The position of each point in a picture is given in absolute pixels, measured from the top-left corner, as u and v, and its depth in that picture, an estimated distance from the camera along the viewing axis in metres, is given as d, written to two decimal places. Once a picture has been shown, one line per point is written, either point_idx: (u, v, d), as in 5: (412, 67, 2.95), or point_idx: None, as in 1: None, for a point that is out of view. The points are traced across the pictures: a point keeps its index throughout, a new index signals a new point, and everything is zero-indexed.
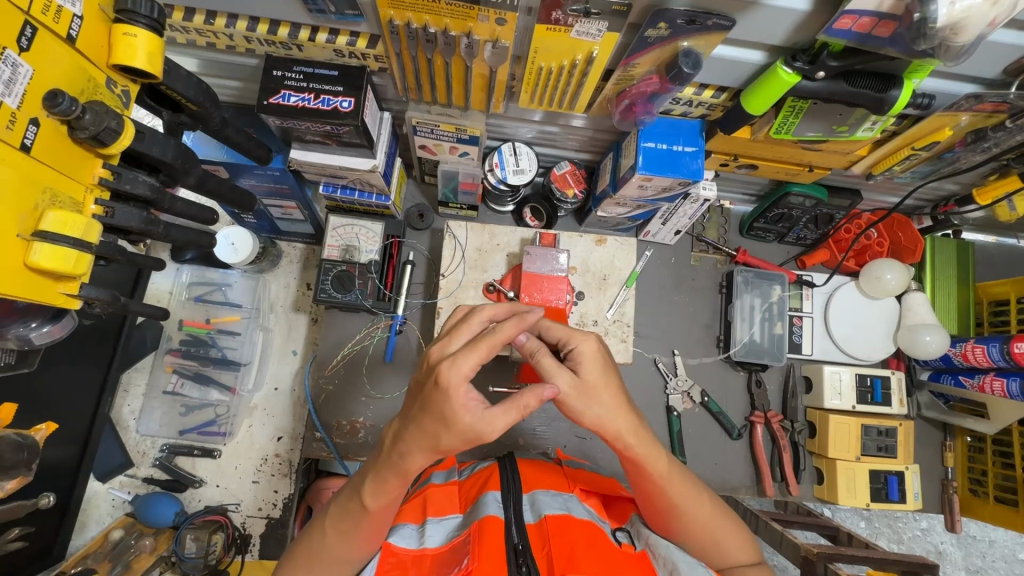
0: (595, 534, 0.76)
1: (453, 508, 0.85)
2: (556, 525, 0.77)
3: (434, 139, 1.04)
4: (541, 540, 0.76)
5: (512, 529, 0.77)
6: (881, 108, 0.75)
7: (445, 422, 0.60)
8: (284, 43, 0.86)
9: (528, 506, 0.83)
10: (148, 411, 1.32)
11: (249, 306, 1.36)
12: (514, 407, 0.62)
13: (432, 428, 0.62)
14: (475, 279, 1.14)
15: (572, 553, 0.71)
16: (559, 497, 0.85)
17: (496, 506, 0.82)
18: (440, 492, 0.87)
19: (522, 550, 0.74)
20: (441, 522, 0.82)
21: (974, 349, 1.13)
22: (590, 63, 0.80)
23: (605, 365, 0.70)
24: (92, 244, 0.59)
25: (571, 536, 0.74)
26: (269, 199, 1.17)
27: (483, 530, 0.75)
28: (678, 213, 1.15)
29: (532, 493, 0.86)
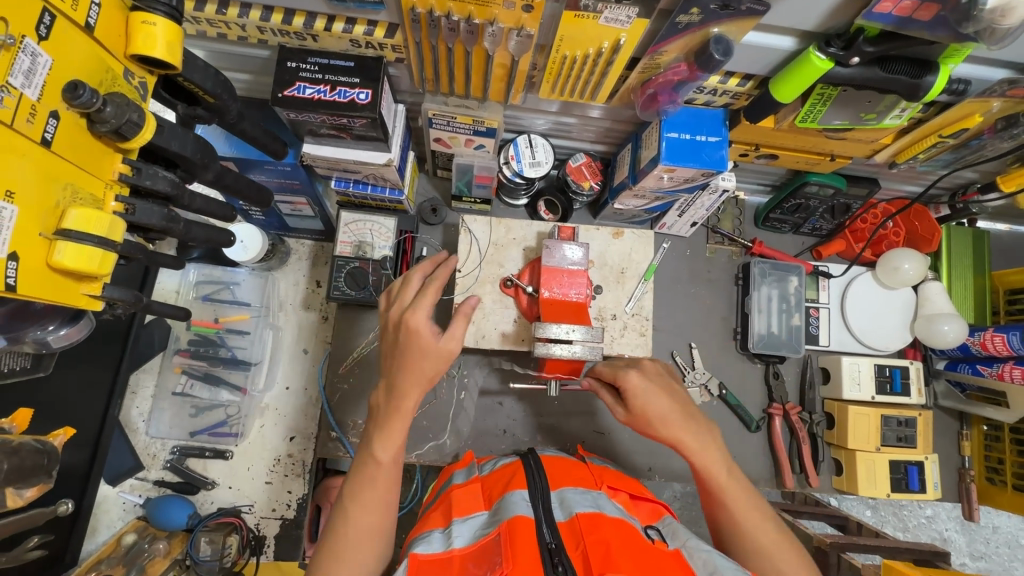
0: (629, 532, 0.75)
1: (478, 507, 0.84)
2: (590, 523, 0.75)
3: (450, 131, 1.02)
4: (573, 537, 0.75)
5: (543, 528, 0.76)
6: (915, 94, 0.73)
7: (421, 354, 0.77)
8: (298, 33, 0.83)
9: (557, 505, 0.82)
10: (158, 412, 1.30)
11: (258, 304, 1.35)
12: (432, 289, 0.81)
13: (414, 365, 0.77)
14: (492, 274, 1.13)
15: (608, 550, 0.70)
16: (588, 495, 0.84)
17: (525, 506, 0.80)
18: (463, 493, 0.87)
19: (556, 550, 0.73)
20: (466, 521, 0.80)
21: (994, 338, 1.13)
22: (616, 51, 0.78)
23: (651, 393, 0.84)
24: (116, 243, 0.57)
25: (606, 533, 0.73)
26: (280, 194, 1.15)
27: (514, 531, 0.73)
28: (696, 204, 1.15)
29: (560, 490, 0.86)
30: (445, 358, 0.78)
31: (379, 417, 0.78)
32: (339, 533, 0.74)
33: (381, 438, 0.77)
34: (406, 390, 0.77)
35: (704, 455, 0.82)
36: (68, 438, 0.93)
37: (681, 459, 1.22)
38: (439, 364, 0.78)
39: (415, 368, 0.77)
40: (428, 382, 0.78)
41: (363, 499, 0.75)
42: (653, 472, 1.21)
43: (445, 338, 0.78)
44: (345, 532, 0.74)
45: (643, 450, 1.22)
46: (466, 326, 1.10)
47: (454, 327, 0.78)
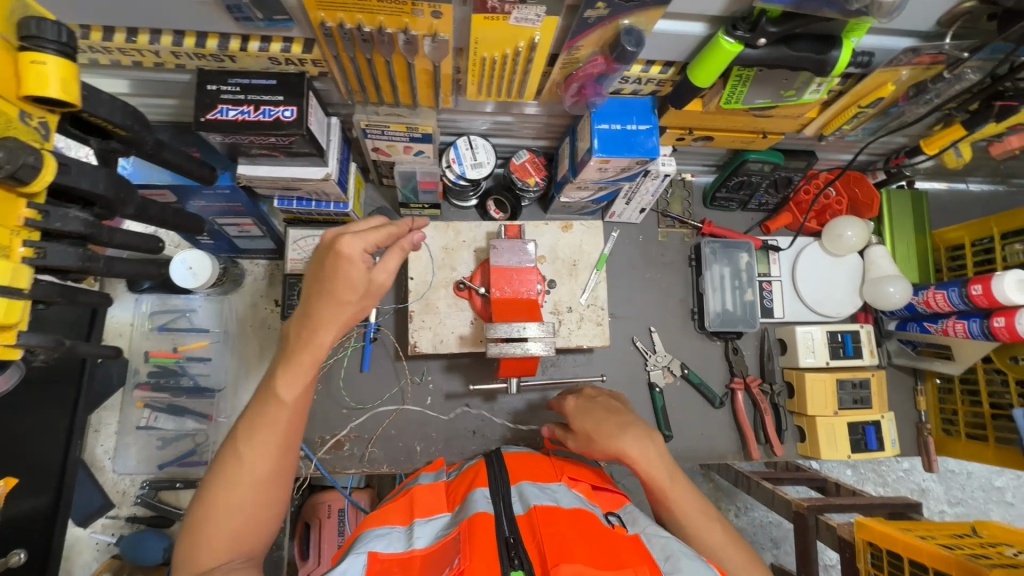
0: (584, 520, 0.77)
1: (442, 508, 0.86)
2: (545, 515, 0.77)
3: (386, 140, 1.02)
4: (530, 530, 0.77)
5: (502, 522, 0.77)
6: (824, 69, 0.75)
7: (348, 287, 0.68)
8: (214, 55, 0.82)
9: (517, 499, 0.85)
10: (123, 448, 1.28)
11: (217, 329, 1.34)
12: (397, 249, 0.71)
13: (335, 295, 0.68)
14: (445, 278, 1.13)
15: (564, 540, 0.72)
16: (547, 489, 0.87)
17: (485, 502, 0.83)
18: (427, 494, 0.88)
19: (513, 543, 0.74)
20: (429, 522, 0.82)
21: (936, 295, 1.17)
22: (532, 49, 0.78)
23: (583, 412, 0.94)
24: (22, 290, 0.58)
25: (561, 525, 0.75)
26: (224, 217, 1.14)
27: (474, 527, 0.74)
28: (641, 190, 1.16)
29: (520, 485, 0.88)
30: (375, 292, 0.71)
31: (288, 348, 0.71)
32: (229, 475, 0.68)
33: (287, 373, 0.70)
34: (321, 324, 0.69)
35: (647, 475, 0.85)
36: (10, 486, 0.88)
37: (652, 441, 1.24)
38: (366, 300, 0.71)
39: (339, 304, 0.69)
40: (342, 319, 0.70)
41: (258, 442, 0.68)
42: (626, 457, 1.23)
43: (377, 269, 0.70)
44: (237, 476, 0.67)
45: None
46: (423, 332, 1.11)
47: (389, 258, 0.71)
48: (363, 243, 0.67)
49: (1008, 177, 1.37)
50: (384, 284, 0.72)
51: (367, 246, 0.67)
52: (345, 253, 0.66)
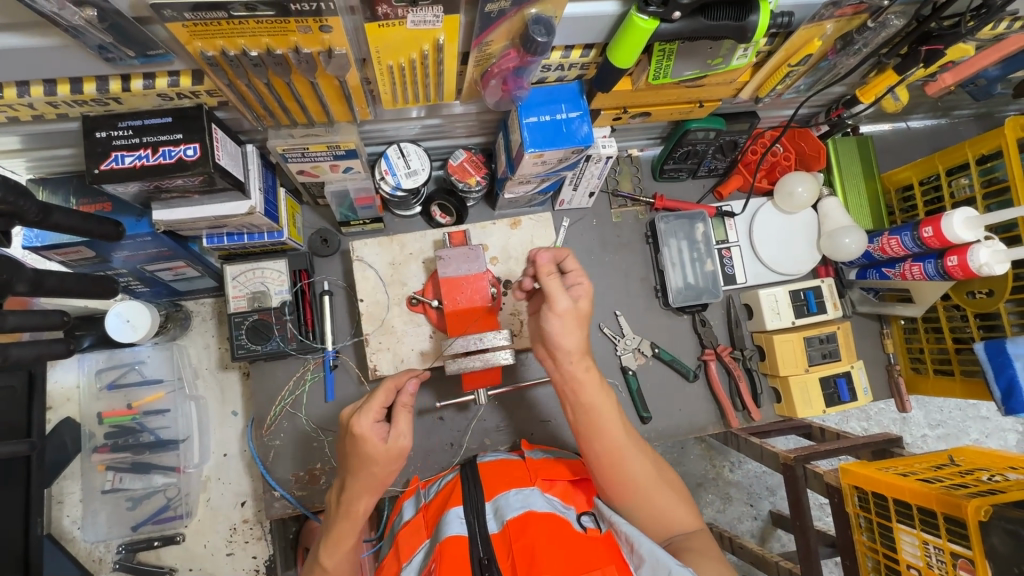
0: (555, 524, 0.81)
1: (420, 541, 0.89)
2: (518, 528, 0.81)
3: (309, 161, 0.96)
4: (505, 547, 0.81)
5: (476, 543, 0.82)
6: (745, 36, 0.71)
7: (371, 462, 0.80)
8: (96, 99, 0.75)
9: (492, 515, 0.86)
10: (91, 515, 1.23)
11: (170, 377, 1.27)
12: (403, 409, 0.83)
13: (365, 473, 0.82)
14: (396, 294, 1.09)
15: (534, 552, 0.77)
16: (520, 494, 0.88)
17: (460, 524, 0.85)
18: (406, 533, 0.91)
19: (487, 563, 0.80)
20: (410, 565, 0.86)
21: (890, 240, 1.16)
22: (440, 51, 0.73)
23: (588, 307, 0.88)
24: None
25: (532, 535, 0.79)
26: (153, 264, 1.08)
27: (447, 556, 0.80)
28: (586, 175, 1.12)
29: (495, 499, 0.88)
30: (399, 456, 0.82)
31: (330, 521, 0.86)
32: None
33: (329, 544, 0.84)
34: (354, 501, 0.83)
35: (594, 396, 0.88)
36: None
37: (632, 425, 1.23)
38: (392, 465, 0.82)
39: (367, 475, 0.81)
40: (380, 485, 0.83)
41: None
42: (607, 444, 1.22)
43: (392, 436, 0.81)
44: None
45: None
46: (382, 354, 1.06)
47: (399, 423, 0.82)
48: (371, 415, 0.82)
49: (949, 111, 1.37)
50: (406, 444, 0.82)
51: (374, 419, 0.82)
52: (359, 434, 0.80)
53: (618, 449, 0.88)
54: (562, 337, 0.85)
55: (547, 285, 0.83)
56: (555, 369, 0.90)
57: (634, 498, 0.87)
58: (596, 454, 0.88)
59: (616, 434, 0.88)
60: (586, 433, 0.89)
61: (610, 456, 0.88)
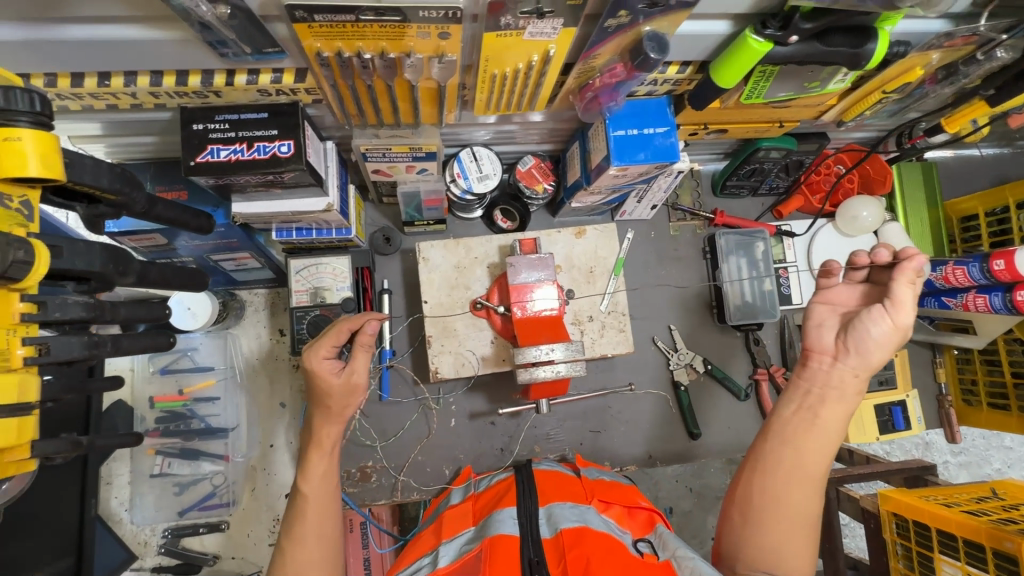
0: (611, 544, 0.78)
1: (465, 525, 0.91)
2: (574, 538, 0.80)
3: (387, 162, 0.96)
4: (556, 550, 0.80)
5: (528, 545, 0.82)
6: (858, 63, 0.71)
7: (327, 393, 0.81)
8: (197, 91, 0.75)
9: (545, 521, 0.88)
10: (139, 499, 1.23)
11: (222, 365, 1.28)
12: (361, 348, 0.83)
13: (322, 402, 0.82)
14: (460, 298, 1.08)
15: (587, 563, 0.74)
16: (575, 509, 0.88)
17: (512, 524, 0.86)
18: (453, 516, 0.95)
19: (537, 564, 0.78)
20: (453, 541, 0.87)
21: (955, 270, 1.14)
22: (547, 61, 0.73)
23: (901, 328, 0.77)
24: (32, 404, 0.50)
25: (587, 547, 0.77)
26: (219, 254, 1.08)
27: (495, 548, 0.81)
28: (653, 189, 1.12)
29: (549, 506, 0.91)
30: (354, 391, 0.82)
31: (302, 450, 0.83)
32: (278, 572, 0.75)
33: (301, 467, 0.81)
34: (319, 425, 0.82)
35: (830, 412, 0.76)
36: None
37: (680, 439, 1.24)
38: (347, 399, 0.83)
39: (324, 407, 0.82)
40: (339, 416, 0.83)
41: (299, 534, 0.76)
42: (655, 458, 1.23)
43: (350, 367, 0.82)
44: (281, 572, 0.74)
45: (641, 438, 1.23)
46: (444, 357, 1.07)
47: (356, 361, 0.83)
48: (324, 351, 0.82)
49: (1014, 142, 1.35)
50: (361, 380, 0.83)
51: (328, 356, 0.82)
52: (312, 371, 0.81)
53: (805, 477, 0.75)
54: (875, 347, 0.75)
55: (900, 292, 0.73)
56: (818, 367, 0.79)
57: (775, 519, 0.73)
58: (781, 458, 0.76)
59: (813, 464, 0.75)
60: (791, 437, 0.76)
61: (793, 475, 0.75)
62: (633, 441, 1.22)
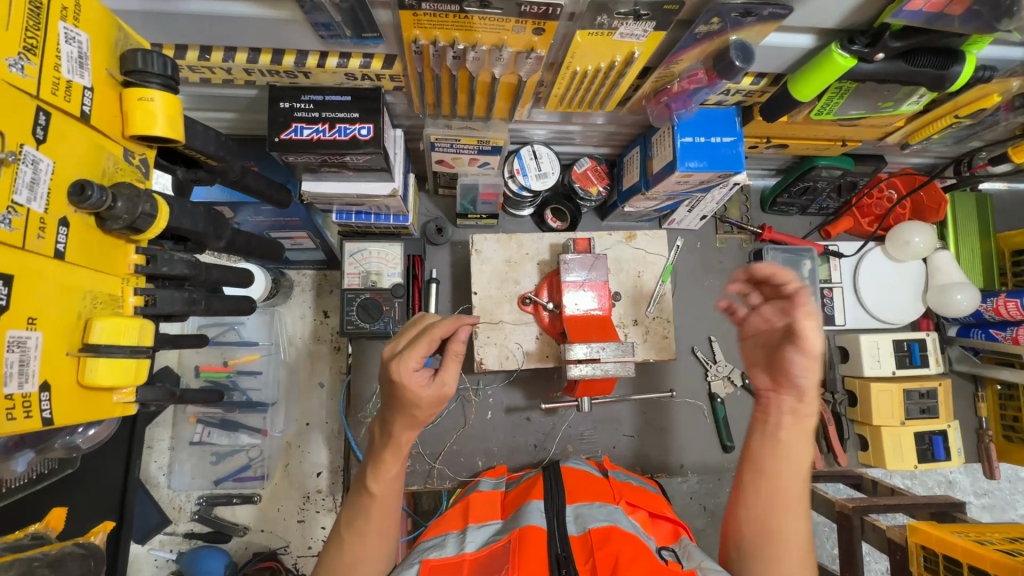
0: (642, 545, 0.78)
1: (494, 515, 0.92)
2: (602, 537, 0.81)
3: (453, 153, 0.98)
4: (585, 550, 0.81)
5: (555, 540, 0.82)
6: (941, 85, 0.71)
7: (415, 403, 0.74)
8: (289, 71, 0.78)
9: (572, 519, 0.89)
10: (177, 465, 1.26)
11: (266, 342, 1.30)
12: (453, 357, 0.76)
13: (407, 410, 0.75)
14: (509, 292, 1.10)
15: (616, 562, 0.75)
16: (603, 509, 0.90)
17: (540, 516, 0.87)
18: (482, 500, 0.96)
19: (564, 560, 0.78)
20: (481, 527, 0.88)
21: (1007, 303, 1.15)
22: (630, 63, 0.74)
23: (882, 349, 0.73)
24: (149, 348, 0.53)
25: (614, 545, 0.78)
26: (279, 231, 1.11)
27: (524, 539, 0.81)
28: (707, 199, 1.13)
29: (575, 507, 0.93)
30: (442, 402, 0.75)
31: (373, 448, 0.80)
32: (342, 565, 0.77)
33: (373, 469, 0.78)
34: (399, 433, 0.76)
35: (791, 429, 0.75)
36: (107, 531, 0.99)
37: (713, 452, 1.23)
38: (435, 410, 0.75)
39: (408, 414, 0.75)
40: (422, 424, 0.76)
41: (360, 529, 0.78)
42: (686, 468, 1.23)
43: (444, 378, 0.75)
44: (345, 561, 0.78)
45: (673, 447, 1.23)
46: (489, 349, 1.08)
47: (448, 371, 0.75)
48: (412, 362, 0.74)
49: None
50: (451, 391, 0.75)
51: (418, 365, 0.74)
52: (399, 381, 0.73)
53: (787, 501, 0.73)
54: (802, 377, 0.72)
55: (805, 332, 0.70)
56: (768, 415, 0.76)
57: (776, 554, 0.71)
58: (761, 487, 0.74)
59: (791, 485, 0.74)
60: (765, 465, 0.75)
61: (776, 501, 0.73)
62: (665, 449, 1.22)
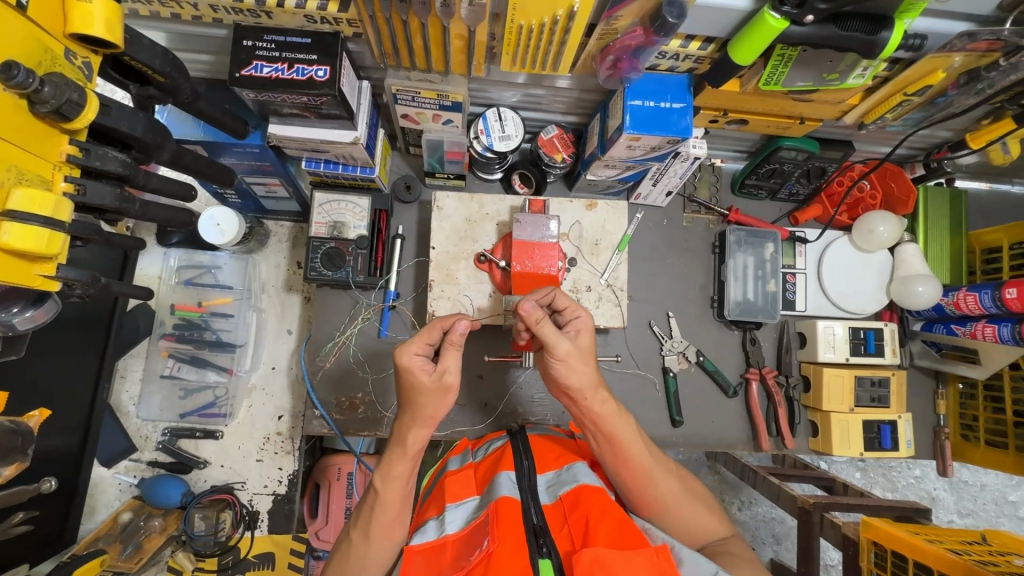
0: (610, 501, 0.83)
1: (469, 492, 0.92)
2: (572, 500, 0.85)
3: (415, 107, 1.02)
4: (558, 518, 0.84)
5: (530, 509, 0.85)
6: (872, 51, 0.73)
7: (416, 392, 0.83)
8: (252, 10, 0.82)
9: (544, 489, 0.90)
10: (147, 396, 1.33)
11: (240, 287, 1.36)
12: (452, 347, 0.83)
13: (411, 401, 0.85)
14: (466, 250, 1.13)
15: (588, 522, 0.79)
16: (570, 471, 0.92)
17: (511, 486, 0.88)
18: (457, 479, 0.95)
19: (541, 529, 0.81)
20: (459, 507, 0.89)
21: (966, 297, 1.13)
22: (571, 19, 0.77)
23: (578, 358, 0.85)
24: (64, 223, 0.59)
25: (586, 506, 0.82)
26: (252, 176, 1.16)
27: (500, 511, 0.82)
28: (669, 172, 1.14)
29: (546, 473, 0.93)
30: (444, 391, 0.83)
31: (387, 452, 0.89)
32: (355, 560, 0.87)
33: (381, 472, 0.88)
34: (406, 430, 0.87)
35: (595, 397, 0.87)
36: (45, 418, 0.89)
37: (661, 426, 1.25)
38: (438, 398, 0.83)
39: (414, 406, 0.85)
40: (429, 417, 0.85)
41: (367, 532, 0.87)
42: None
43: (442, 369, 0.83)
44: (360, 560, 0.86)
45: None
46: (442, 302, 1.11)
47: (447, 360, 0.83)
48: (416, 347, 0.85)
49: None
50: (452, 381, 0.83)
51: (418, 352, 0.84)
52: (403, 366, 0.83)
53: (623, 447, 0.89)
54: (568, 378, 0.85)
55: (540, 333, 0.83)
56: (571, 406, 0.90)
57: (642, 490, 0.89)
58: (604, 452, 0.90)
59: (624, 432, 0.89)
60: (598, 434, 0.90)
61: (618, 455, 0.89)
62: None
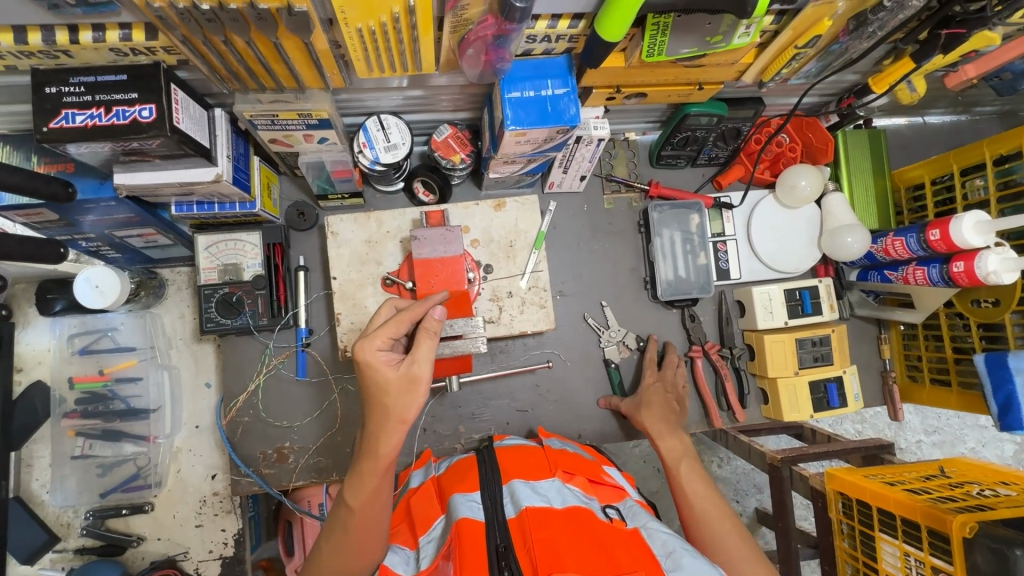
0: (583, 524, 0.73)
1: (437, 516, 0.83)
2: (537, 518, 0.73)
3: (280, 130, 0.91)
4: (521, 534, 0.73)
5: (494, 531, 0.74)
6: (744, 10, 0.67)
7: (383, 391, 0.76)
8: (43, 51, 0.71)
9: (508, 500, 0.80)
10: (60, 481, 1.21)
11: (143, 346, 1.23)
12: (425, 336, 0.78)
13: (380, 404, 0.77)
14: (370, 275, 1.05)
15: (557, 548, 0.69)
16: (539, 484, 0.81)
17: (473, 507, 0.78)
18: (422, 502, 0.86)
19: (504, 551, 0.71)
20: (429, 538, 0.79)
21: (894, 242, 1.09)
22: (411, 13, 0.69)
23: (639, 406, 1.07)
24: None
25: (554, 529, 0.71)
26: (121, 231, 1.03)
27: (462, 542, 0.71)
28: (577, 157, 1.06)
29: (510, 483, 0.83)
30: (413, 385, 0.77)
31: (356, 461, 0.80)
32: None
33: (353, 482, 0.79)
34: (379, 437, 0.78)
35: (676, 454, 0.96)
36: None
37: (612, 421, 1.20)
38: (407, 394, 0.77)
39: (381, 409, 0.77)
40: (401, 416, 0.77)
41: (336, 543, 0.79)
42: (584, 439, 1.19)
43: (412, 360, 0.77)
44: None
45: (569, 420, 1.19)
46: (353, 335, 1.03)
47: (419, 348, 0.78)
48: (379, 342, 0.78)
49: (970, 106, 1.28)
50: (420, 373, 0.77)
51: (383, 347, 0.78)
52: (366, 363, 0.77)
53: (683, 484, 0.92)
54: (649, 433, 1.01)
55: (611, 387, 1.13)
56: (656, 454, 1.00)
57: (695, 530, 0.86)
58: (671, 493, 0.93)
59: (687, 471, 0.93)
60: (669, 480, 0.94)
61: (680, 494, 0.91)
62: (562, 421, 1.19)
